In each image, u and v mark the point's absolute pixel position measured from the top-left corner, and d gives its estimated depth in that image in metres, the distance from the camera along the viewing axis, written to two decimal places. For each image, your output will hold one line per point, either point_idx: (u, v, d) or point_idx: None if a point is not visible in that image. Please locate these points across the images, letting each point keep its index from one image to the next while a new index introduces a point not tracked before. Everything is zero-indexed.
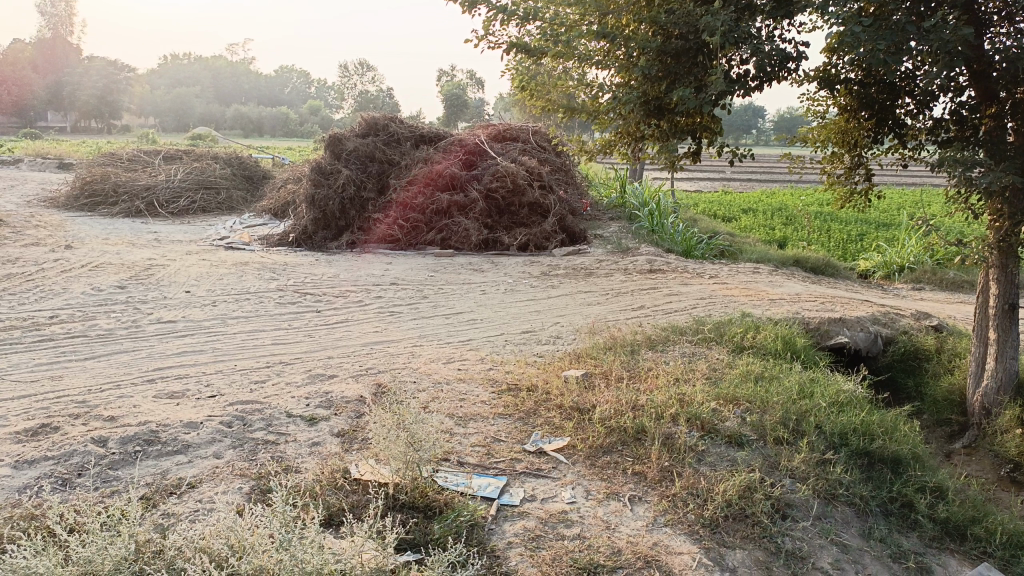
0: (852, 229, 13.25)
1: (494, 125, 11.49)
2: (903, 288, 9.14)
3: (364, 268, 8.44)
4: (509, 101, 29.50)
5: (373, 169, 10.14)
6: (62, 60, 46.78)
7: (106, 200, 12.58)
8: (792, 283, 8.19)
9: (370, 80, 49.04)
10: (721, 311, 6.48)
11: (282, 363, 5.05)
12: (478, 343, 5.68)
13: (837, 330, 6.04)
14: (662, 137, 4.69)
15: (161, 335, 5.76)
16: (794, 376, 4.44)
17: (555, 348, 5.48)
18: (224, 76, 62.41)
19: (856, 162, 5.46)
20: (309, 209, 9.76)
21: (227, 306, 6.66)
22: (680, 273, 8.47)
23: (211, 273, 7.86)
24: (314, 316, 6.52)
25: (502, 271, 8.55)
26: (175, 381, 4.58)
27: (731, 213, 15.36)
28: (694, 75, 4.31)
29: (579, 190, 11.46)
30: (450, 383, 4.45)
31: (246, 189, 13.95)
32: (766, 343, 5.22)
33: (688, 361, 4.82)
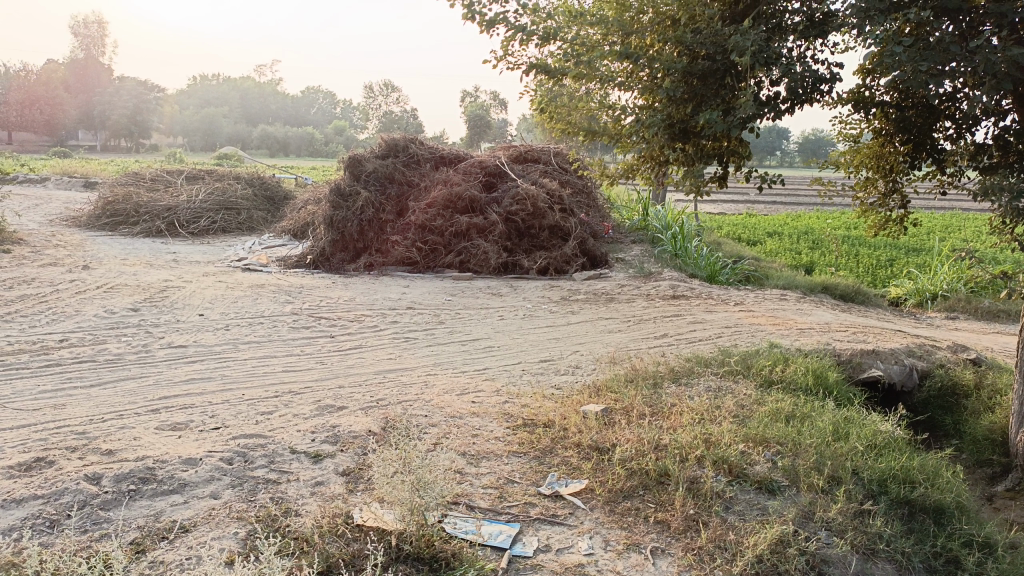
0: (881, 254, 12.91)
1: (515, 146, 11.37)
2: (937, 317, 8.81)
3: (381, 291, 8.29)
4: (532, 122, 29.48)
5: (392, 190, 10.03)
6: (93, 80, 47.59)
7: (127, 219, 12.58)
8: (820, 311, 7.91)
9: (394, 101, 49.35)
10: (748, 342, 6.23)
11: (291, 392, 4.89)
12: (494, 372, 5.49)
13: (870, 363, 5.75)
14: (688, 163, 4.49)
15: (170, 360, 5.63)
16: (827, 414, 4.19)
17: (574, 379, 5.27)
18: (251, 96, 63.22)
19: (891, 188, 5.22)
20: (327, 231, 9.65)
21: (240, 331, 6.53)
22: (705, 300, 8.22)
23: (226, 296, 7.75)
24: (327, 341, 6.37)
25: (521, 295, 8.37)
26: (179, 412, 4.43)
27: (757, 236, 15.08)
28: (721, 98, 4.12)
29: (601, 213, 11.28)
30: (463, 417, 4.26)
31: (266, 210, 13.92)
32: (796, 377, 4.96)
33: (713, 396, 4.59)
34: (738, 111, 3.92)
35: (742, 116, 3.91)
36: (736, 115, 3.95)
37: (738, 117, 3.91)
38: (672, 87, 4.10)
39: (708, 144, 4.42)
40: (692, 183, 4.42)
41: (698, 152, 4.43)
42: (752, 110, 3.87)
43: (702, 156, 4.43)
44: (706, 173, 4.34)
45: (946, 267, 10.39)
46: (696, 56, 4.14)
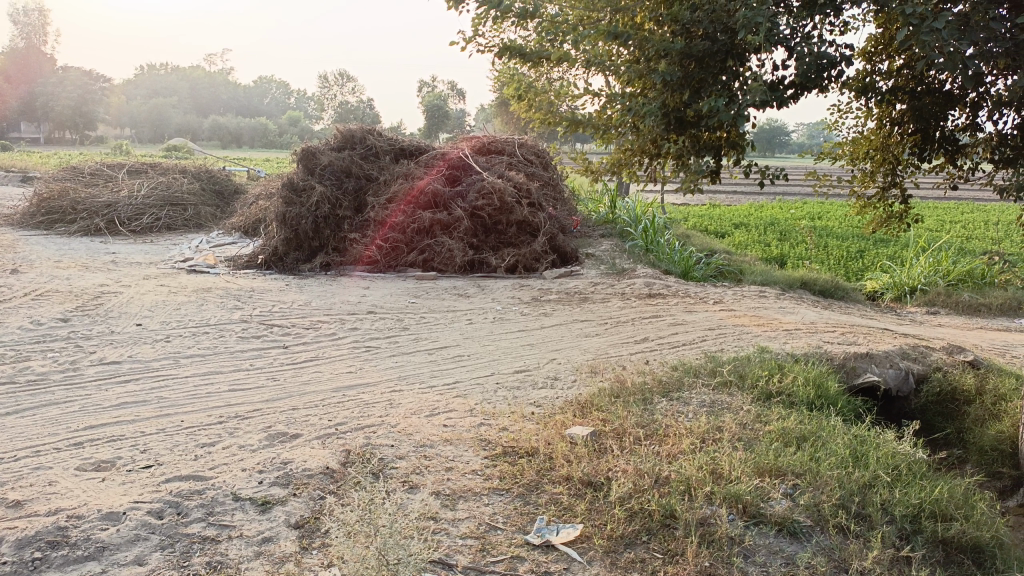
0: (851, 246, 12.68)
1: (478, 137, 10.80)
2: (918, 313, 8.53)
3: (339, 294, 7.72)
4: (490, 113, 28.89)
5: (349, 185, 9.41)
6: (35, 69, 45.66)
7: (64, 217, 11.76)
8: (804, 309, 7.55)
9: (349, 90, 48.21)
10: (735, 346, 5.82)
11: (237, 417, 4.34)
12: (466, 387, 4.98)
13: (864, 367, 5.44)
14: (682, 156, 4.03)
15: (102, 380, 5.03)
16: (841, 437, 3.78)
17: (555, 394, 4.79)
18: (201, 86, 61.43)
19: (893, 180, 4.84)
20: (280, 228, 9.01)
21: (182, 342, 5.93)
22: (682, 298, 7.82)
23: (168, 302, 7.12)
24: (279, 353, 5.80)
25: (489, 296, 7.87)
26: (107, 447, 3.86)
27: (723, 228, 14.79)
28: (722, 83, 3.66)
29: (568, 207, 10.81)
30: (435, 446, 3.75)
31: (215, 205, 13.16)
32: (796, 388, 4.56)
33: (711, 413, 4.15)
34: (745, 96, 3.51)
35: (749, 101, 3.49)
36: (741, 99, 3.53)
37: (744, 101, 3.48)
38: (669, 72, 3.63)
39: (706, 134, 3.95)
40: (691, 181, 3.93)
41: (695, 143, 3.95)
42: (763, 96, 3.45)
43: (699, 149, 3.95)
44: (709, 167, 3.85)
45: (922, 260, 10.16)
46: (693, 37, 3.69)
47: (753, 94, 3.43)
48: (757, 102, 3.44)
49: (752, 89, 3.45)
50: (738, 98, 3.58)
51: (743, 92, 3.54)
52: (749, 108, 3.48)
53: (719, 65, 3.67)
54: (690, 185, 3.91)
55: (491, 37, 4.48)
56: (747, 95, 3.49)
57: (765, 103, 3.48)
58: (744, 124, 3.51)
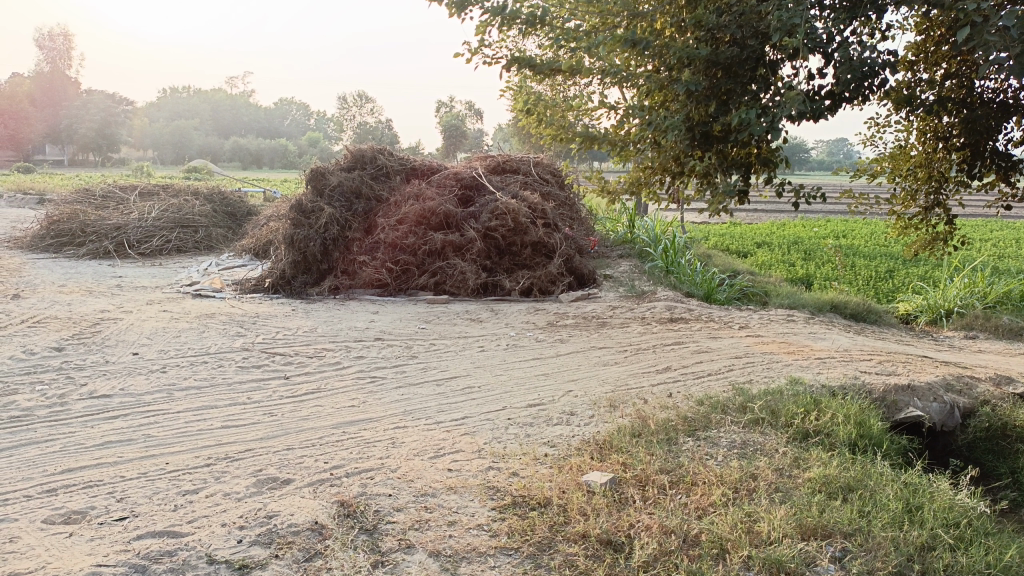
0: (879, 266, 12.20)
1: (492, 156, 10.50)
2: (956, 338, 8.07)
3: (346, 320, 7.41)
4: (506, 132, 28.69)
5: (359, 206, 9.13)
6: (60, 92, 46.27)
7: (72, 240, 11.58)
8: (835, 334, 7.13)
9: (367, 110, 48.28)
10: (765, 377, 5.43)
11: (226, 459, 4.01)
12: (475, 423, 4.63)
13: (905, 401, 5.07)
14: (707, 175, 3.67)
15: (89, 415, 4.74)
16: (891, 488, 3.38)
17: (571, 432, 4.41)
18: (222, 108, 61.97)
19: (938, 198, 4.47)
20: (287, 251, 8.74)
21: (179, 373, 5.64)
22: (706, 323, 7.43)
23: (168, 329, 6.84)
24: (279, 384, 5.48)
25: (503, 321, 7.52)
26: (81, 494, 3.54)
27: (746, 247, 14.38)
28: (753, 93, 3.31)
29: (585, 227, 10.47)
30: (437, 495, 3.40)
31: (227, 227, 12.95)
32: (835, 426, 4.17)
33: (742, 457, 3.76)
34: (779, 107, 3.16)
35: (783, 112, 3.13)
36: (775, 110, 3.18)
37: (779, 113, 3.12)
38: (693, 81, 3.29)
39: (735, 150, 3.58)
40: (718, 204, 3.54)
41: (722, 160, 3.59)
42: (799, 106, 3.10)
43: (726, 167, 3.58)
44: (741, 186, 3.45)
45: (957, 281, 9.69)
46: (719, 43, 3.37)
47: (790, 104, 3.08)
48: (795, 112, 3.08)
49: (789, 98, 3.09)
50: (772, 109, 3.22)
51: (778, 102, 3.19)
52: (783, 120, 3.13)
53: (751, 73, 3.32)
54: (717, 209, 3.53)
55: (500, 47, 4.16)
56: (782, 105, 3.14)
57: (805, 113, 3.13)
58: (778, 137, 3.15)
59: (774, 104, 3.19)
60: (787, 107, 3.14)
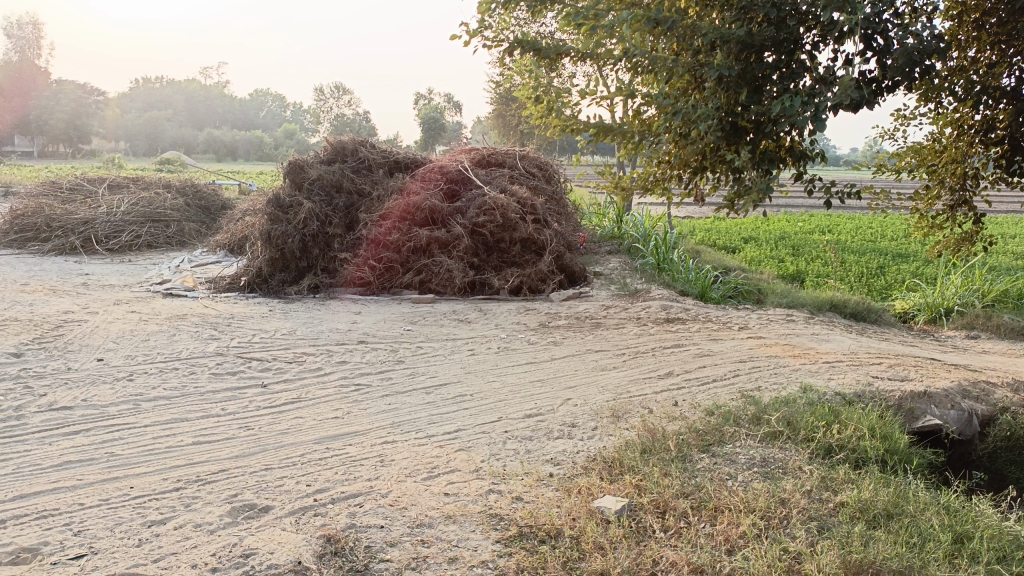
0: (870, 262, 11.99)
1: (477, 149, 10.11)
2: (958, 338, 7.84)
3: (327, 321, 7.03)
4: (485, 126, 28.19)
5: (340, 201, 8.73)
6: (30, 82, 45.10)
7: (37, 235, 11.05)
8: (839, 335, 6.86)
9: (344, 103, 47.56)
10: (775, 385, 5.12)
11: (198, 482, 3.66)
12: (470, 438, 4.28)
13: (923, 409, 4.83)
14: (737, 170, 3.39)
15: (48, 430, 4.34)
16: (935, 516, 3.08)
17: (575, 447, 4.09)
18: (197, 99, 60.88)
19: (964, 195, 4.36)
20: (264, 248, 8.32)
21: (147, 381, 5.24)
22: (704, 324, 7.13)
23: (137, 332, 6.42)
24: (257, 392, 5.11)
25: (492, 322, 7.17)
26: (34, 527, 3.16)
27: (734, 242, 14.12)
28: (787, 78, 3.04)
29: (573, 222, 10.14)
30: (434, 526, 3.07)
31: (201, 221, 12.47)
32: (860, 441, 3.89)
33: (766, 479, 3.46)
34: (824, 95, 2.89)
35: (830, 101, 2.87)
36: (819, 98, 2.90)
37: (824, 102, 2.86)
38: (725, 65, 3.03)
39: (765, 142, 3.31)
40: (752, 203, 3.26)
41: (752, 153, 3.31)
42: (849, 94, 2.83)
43: (756, 161, 3.31)
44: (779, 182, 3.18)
45: (954, 278, 9.47)
46: (750, 23, 3.10)
47: (840, 92, 2.81)
48: (845, 101, 2.82)
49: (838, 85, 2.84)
50: (817, 97, 2.94)
51: (823, 88, 2.92)
52: (828, 111, 2.88)
53: (787, 57, 3.06)
54: (752, 208, 3.24)
55: (499, 28, 3.82)
56: (827, 94, 2.88)
57: (857, 104, 2.87)
58: (823, 129, 2.89)
59: (818, 92, 2.92)
60: (832, 95, 2.88)
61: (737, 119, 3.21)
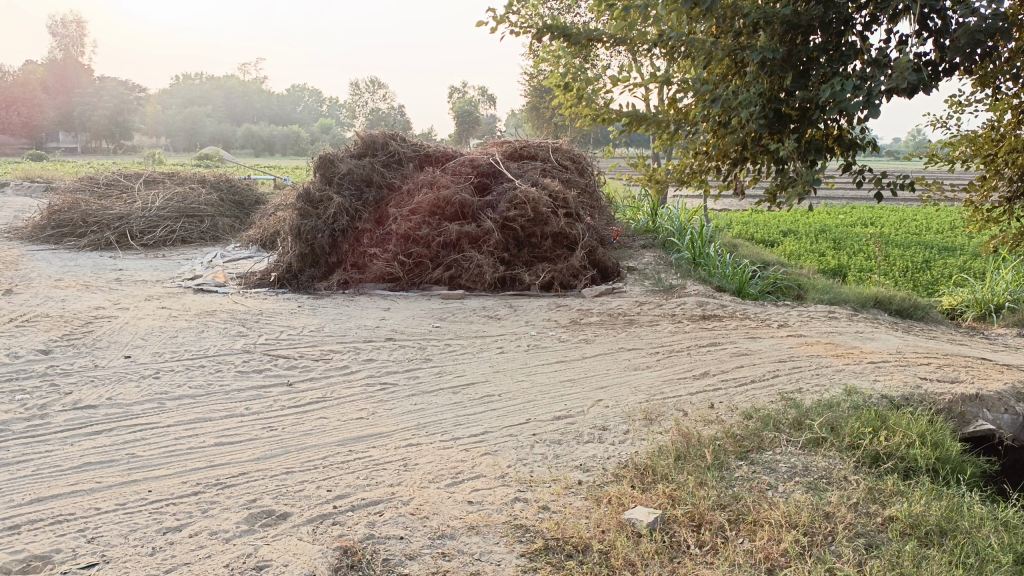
0: (916, 256, 11.58)
1: (508, 142, 9.96)
2: (1010, 336, 7.49)
3: (355, 318, 6.93)
4: (520, 119, 27.98)
5: (369, 195, 8.64)
6: (74, 80, 45.96)
7: (74, 230, 11.15)
8: (883, 334, 6.58)
9: (379, 97, 47.65)
10: (817, 387, 4.89)
11: (217, 486, 3.58)
12: (497, 441, 4.13)
13: (975, 413, 4.58)
14: (780, 160, 3.20)
15: (71, 430, 4.30)
16: (993, 534, 2.88)
17: (606, 451, 3.92)
18: (235, 94, 61.56)
19: (1023, 185, 4.15)
20: (294, 243, 8.27)
21: (173, 379, 5.19)
22: (742, 321, 6.89)
23: (165, 328, 6.39)
24: (282, 391, 5.02)
25: (522, 319, 7.02)
26: (49, 533, 3.10)
27: (772, 236, 13.77)
28: (836, 61, 2.84)
29: (606, 216, 9.94)
30: (456, 538, 2.93)
31: (234, 216, 12.50)
32: (909, 449, 3.67)
33: (809, 491, 3.29)
34: (878, 79, 2.69)
35: (884, 85, 2.67)
36: (872, 83, 2.70)
37: (877, 86, 2.66)
38: (769, 48, 2.84)
39: (811, 131, 3.11)
40: (796, 196, 3.05)
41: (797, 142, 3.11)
42: (905, 76, 2.62)
43: (800, 151, 3.10)
44: (827, 173, 2.98)
45: (1005, 273, 9.08)
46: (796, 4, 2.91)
47: (897, 75, 2.61)
48: (902, 85, 2.62)
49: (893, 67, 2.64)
50: (870, 80, 2.74)
51: (875, 71, 2.73)
52: (882, 96, 2.68)
53: (836, 39, 2.86)
54: (797, 201, 3.04)
55: (527, 14, 3.66)
56: (880, 78, 2.69)
57: (913, 88, 2.67)
58: (876, 115, 2.69)
59: (871, 75, 2.72)
60: (885, 78, 2.69)
61: (781, 106, 3.02)
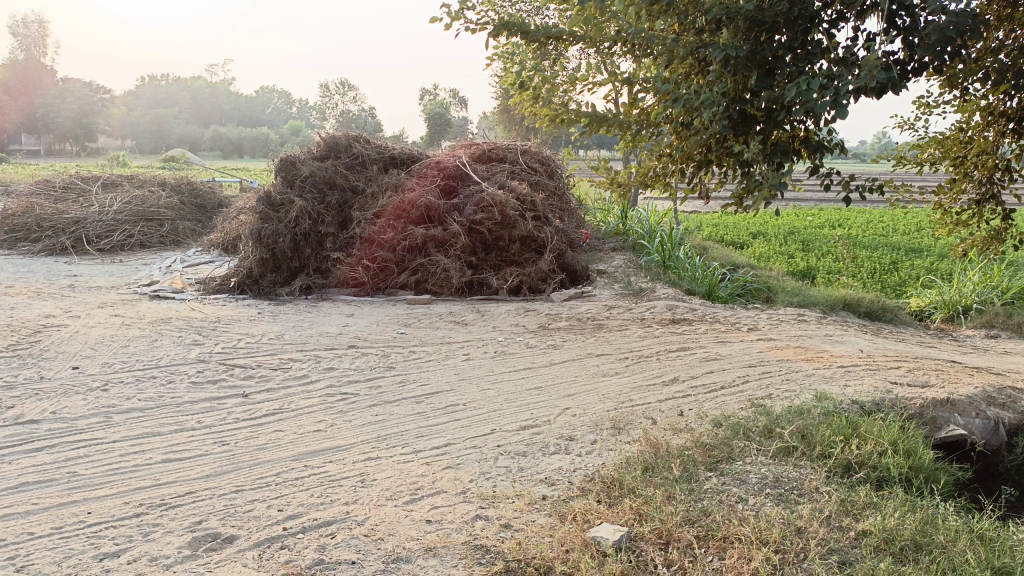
0: (884, 257, 11.62)
1: (476, 144, 9.80)
2: (978, 338, 7.49)
3: (317, 325, 6.74)
4: (490, 122, 27.86)
5: (332, 198, 8.42)
6: (36, 81, 44.97)
7: (28, 235, 10.80)
8: (853, 337, 6.53)
9: (349, 99, 47.23)
10: (787, 393, 4.79)
11: (161, 506, 3.39)
12: (459, 453, 3.98)
13: (946, 418, 4.52)
14: (746, 163, 3.07)
15: (8, 447, 4.06)
16: (969, 548, 2.78)
17: (572, 463, 3.79)
18: (202, 96, 60.70)
19: (993, 188, 4.08)
20: (254, 248, 8.04)
21: (122, 392, 4.96)
22: (712, 325, 6.81)
23: (117, 337, 6.14)
24: (237, 402, 4.83)
25: (490, 324, 6.87)
26: None
27: (742, 238, 13.77)
28: (803, 60, 2.73)
29: (575, 218, 9.82)
30: (412, 562, 2.78)
31: (196, 220, 12.21)
32: (881, 458, 3.58)
33: (779, 504, 3.18)
34: (845, 78, 2.58)
35: (852, 84, 2.56)
36: (839, 81, 2.60)
37: (844, 85, 2.56)
38: (733, 45, 2.72)
39: (777, 132, 2.99)
40: (763, 200, 2.93)
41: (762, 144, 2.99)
42: (874, 75, 2.52)
43: (766, 153, 2.98)
44: (794, 177, 2.86)
45: (971, 274, 9.11)
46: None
47: (865, 73, 2.50)
48: (871, 83, 2.51)
49: (861, 66, 2.53)
50: (837, 80, 2.63)
51: (843, 70, 2.62)
52: (849, 96, 2.57)
53: (802, 36, 2.76)
54: (763, 206, 2.91)
55: (484, 10, 3.51)
56: (847, 76, 2.58)
57: (883, 87, 2.56)
58: (844, 115, 2.57)
59: (839, 74, 2.61)
60: (853, 77, 2.58)
61: (746, 106, 2.90)
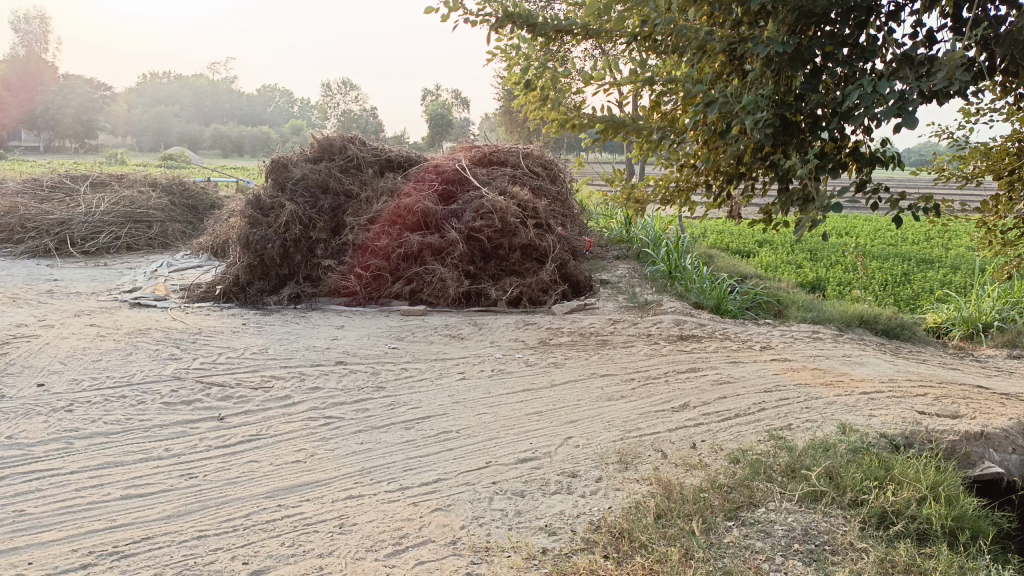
0: (897, 269, 11.23)
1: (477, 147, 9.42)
2: (1001, 359, 7.11)
3: (305, 338, 6.35)
4: (492, 124, 27.46)
5: (325, 203, 8.03)
6: (36, 76, 44.50)
7: (10, 236, 10.41)
8: (873, 358, 6.15)
9: (351, 99, 46.76)
10: (808, 424, 4.41)
11: (113, 556, 3.02)
12: (451, 492, 3.60)
13: (982, 454, 4.15)
14: (785, 177, 2.71)
15: None
16: None
17: (576, 506, 3.41)
18: (203, 95, 60.32)
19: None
20: (242, 254, 7.67)
21: (88, 413, 4.58)
22: (722, 343, 6.43)
23: (90, 350, 5.76)
24: (212, 427, 4.45)
25: (487, 339, 6.49)
26: None
27: (749, 246, 13.39)
28: (858, 60, 2.39)
29: (578, 226, 9.43)
30: None
31: (187, 221, 11.82)
32: (922, 506, 3.20)
33: (811, 567, 2.81)
34: (913, 81, 2.23)
35: (923, 88, 2.20)
36: (906, 85, 2.24)
37: (914, 89, 2.20)
38: (779, 39, 2.36)
39: (822, 143, 2.62)
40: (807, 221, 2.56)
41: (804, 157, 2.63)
42: (949, 78, 2.16)
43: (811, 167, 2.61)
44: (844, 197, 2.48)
45: (991, 289, 8.73)
46: None
47: (939, 76, 2.15)
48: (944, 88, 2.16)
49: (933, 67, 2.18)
50: (903, 83, 2.28)
51: (908, 72, 2.26)
52: (918, 101, 2.21)
53: (857, 32, 2.41)
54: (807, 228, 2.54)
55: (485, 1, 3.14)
56: (917, 80, 2.22)
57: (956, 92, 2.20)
58: (912, 124, 2.21)
59: (906, 76, 2.25)
60: (923, 80, 2.23)
61: (789, 110, 2.54)
